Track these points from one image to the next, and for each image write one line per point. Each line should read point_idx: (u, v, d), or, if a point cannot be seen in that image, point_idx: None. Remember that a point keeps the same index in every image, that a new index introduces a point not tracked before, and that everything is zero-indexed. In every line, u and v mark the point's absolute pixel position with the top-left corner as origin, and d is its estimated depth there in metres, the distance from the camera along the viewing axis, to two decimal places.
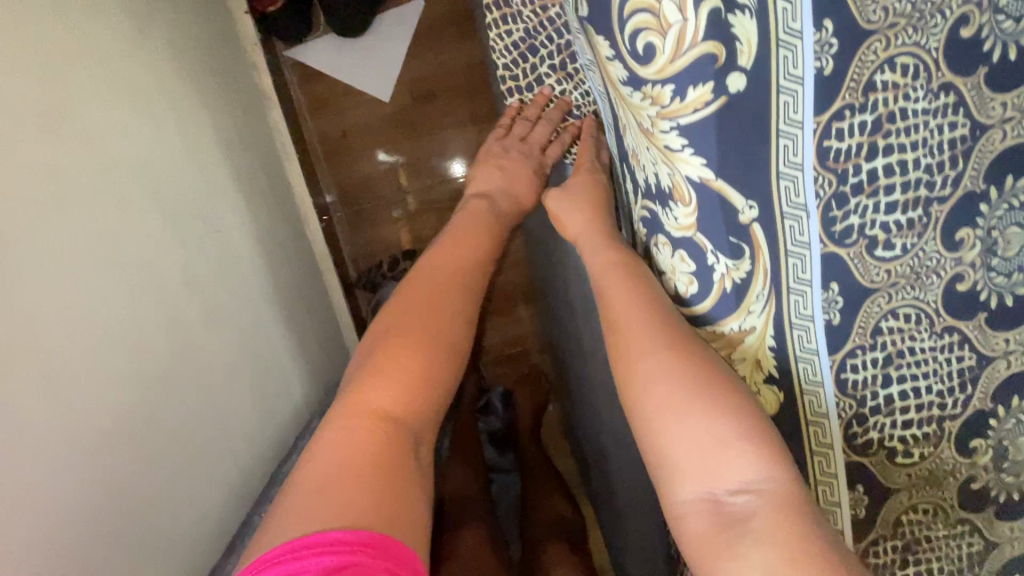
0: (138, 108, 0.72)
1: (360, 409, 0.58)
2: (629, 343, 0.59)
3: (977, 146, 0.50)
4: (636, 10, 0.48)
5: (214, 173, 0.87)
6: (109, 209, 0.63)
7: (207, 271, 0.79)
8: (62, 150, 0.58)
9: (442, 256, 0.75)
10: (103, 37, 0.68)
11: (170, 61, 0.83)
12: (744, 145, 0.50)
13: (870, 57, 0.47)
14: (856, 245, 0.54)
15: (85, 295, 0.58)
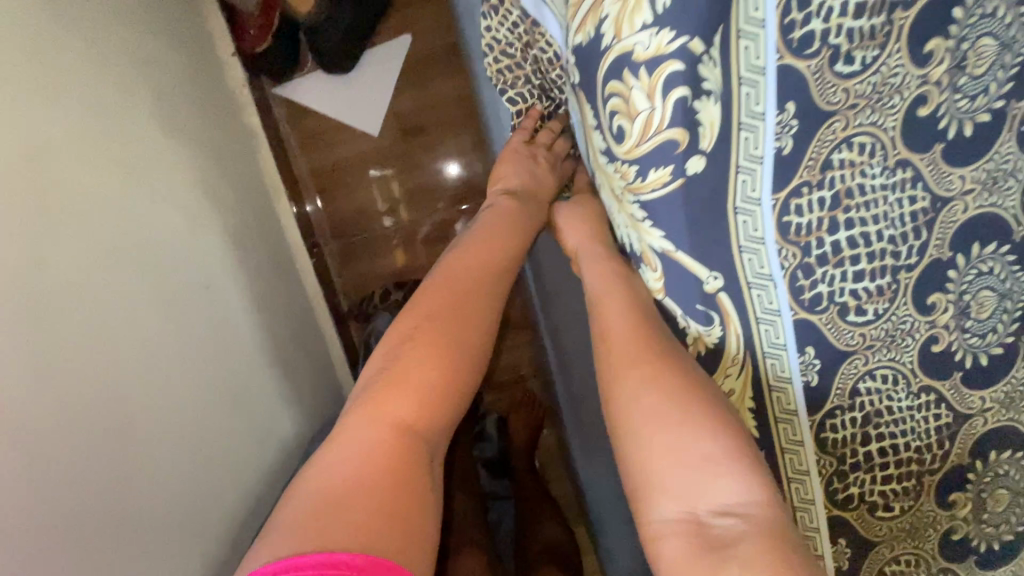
0: (127, 166, 0.74)
1: (378, 417, 0.57)
2: (625, 355, 0.58)
3: (940, 218, 0.51)
4: (614, 91, 0.48)
5: (198, 220, 0.87)
6: (105, 271, 0.64)
7: (201, 322, 0.81)
8: (45, 220, 0.58)
9: (462, 257, 0.74)
10: (88, 98, 0.69)
11: (159, 112, 0.84)
12: (704, 221, 0.51)
13: (829, 137, 0.48)
14: (827, 312, 0.54)
15: (84, 360, 0.59)
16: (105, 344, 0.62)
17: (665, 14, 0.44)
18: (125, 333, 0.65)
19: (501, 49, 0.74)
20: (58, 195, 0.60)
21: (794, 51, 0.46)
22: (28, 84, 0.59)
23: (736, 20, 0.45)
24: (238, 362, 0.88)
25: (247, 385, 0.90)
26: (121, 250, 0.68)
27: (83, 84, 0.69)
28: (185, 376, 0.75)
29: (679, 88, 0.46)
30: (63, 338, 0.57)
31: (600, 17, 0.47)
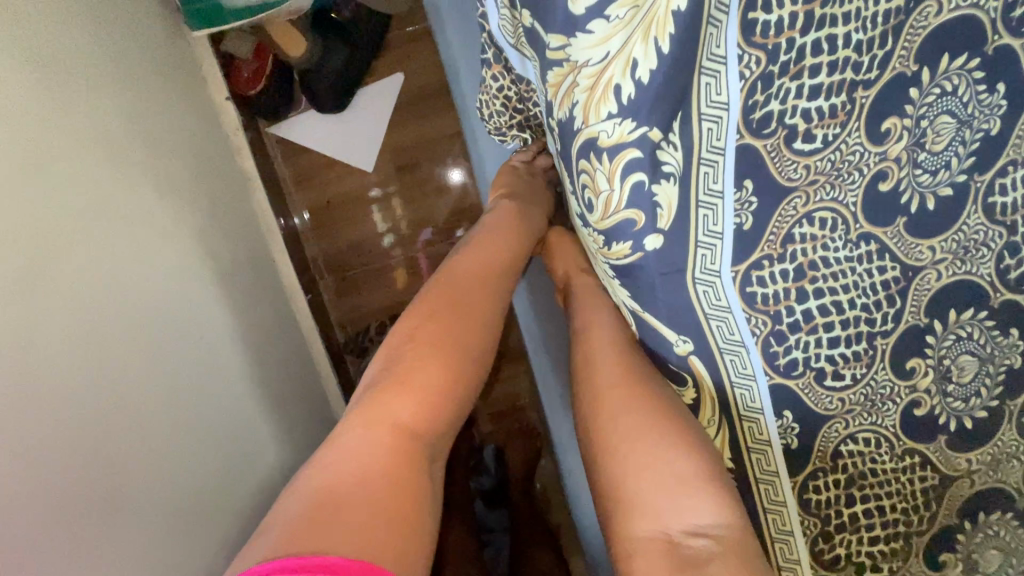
0: (118, 224, 0.72)
1: (378, 422, 0.52)
2: (602, 374, 0.57)
3: (912, 287, 0.52)
4: (580, 169, 0.48)
5: (192, 270, 0.86)
6: (99, 333, 0.63)
7: (194, 376, 0.79)
8: (43, 300, 0.57)
9: (472, 254, 0.68)
10: (79, 157, 0.69)
11: (152, 164, 0.84)
12: (667, 291, 0.52)
13: (789, 213, 0.49)
14: (804, 377, 0.53)
15: (84, 426, 0.57)
16: (104, 407, 0.60)
17: (631, 105, 0.44)
18: (126, 405, 0.64)
19: (511, 102, 0.69)
20: (52, 272, 0.59)
21: (755, 131, 0.47)
22: (19, 163, 0.58)
23: (697, 104, 0.46)
24: (235, 419, 0.87)
25: (245, 441, 0.88)
26: (119, 319, 0.67)
27: (72, 152, 0.68)
28: (181, 443, 0.73)
29: (637, 172, 0.47)
30: (66, 420, 0.56)
31: (570, 101, 0.46)
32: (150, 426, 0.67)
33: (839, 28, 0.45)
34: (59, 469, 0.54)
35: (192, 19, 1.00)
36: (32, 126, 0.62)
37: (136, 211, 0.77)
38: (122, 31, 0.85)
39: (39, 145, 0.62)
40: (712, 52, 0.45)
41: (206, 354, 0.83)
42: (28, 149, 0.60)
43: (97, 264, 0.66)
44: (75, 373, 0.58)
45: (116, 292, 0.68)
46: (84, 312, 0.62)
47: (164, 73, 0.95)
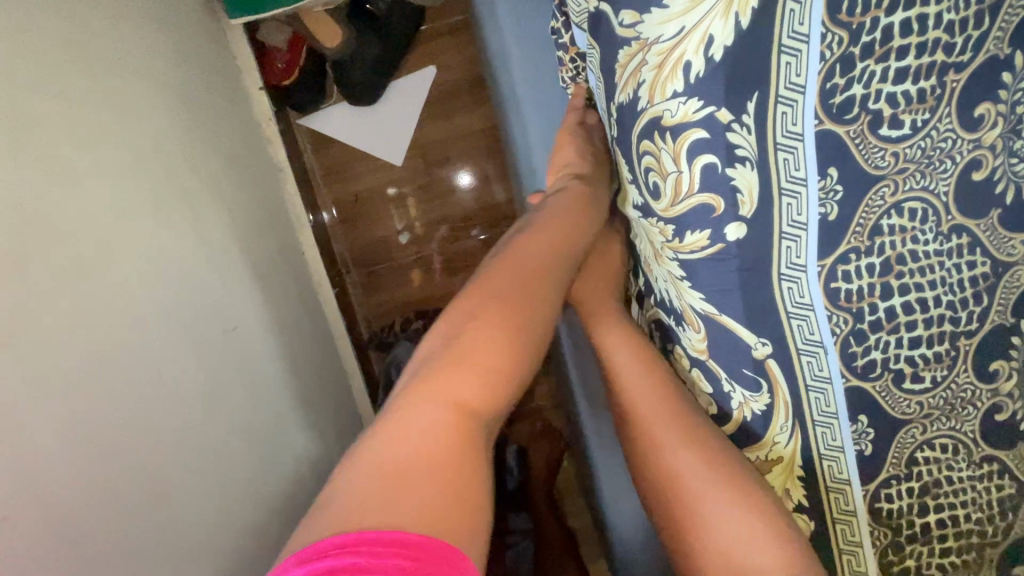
0: (153, 212, 0.71)
1: (438, 395, 0.48)
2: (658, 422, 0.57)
3: (1002, 284, 0.49)
4: (647, 150, 0.49)
5: (223, 261, 0.84)
6: (133, 323, 0.61)
7: (223, 367, 0.77)
8: (81, 288, 0.55)
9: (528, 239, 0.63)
10: (113, 142, 0.66)
11: (186, 152, 0.82)
12: (743, 286, 0.50)
13: (877, 203, 0.47)
14: (881, 379, 0.51)
15: (114, 417, 0.56)
16: (133, 402, 0.59)
17: (699, 85, 0.44)
18: (142, 389, 0.61)
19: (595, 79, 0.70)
20: (72, 246, 0.56)
21: (835, 116, 0.45)
22: (42, 131, 0.55)
23: (776, 84, 0.43)
24: (257, 410, 0.84)
25: (265, 434, 0.84)
26: (142, 300, 0.64)
27: (102, 126, 0.65)
28: (201, 431, 0.70)
29: (706, 155, 0.46)
30: (100, 405, 0.54)
31: (637, 81, 0.47)
32: (168, 412, 0.64)
33: (930, 6, 0.42)
34: (74, 451, 0.51)
35: (229, 7, 0.96)
36: (59, 95, 0.59)
37: (164, 190, 0.74)
38: (156, 8, 0.83)
39: (63, 113, 0.59)
40: (794, 28, 0.42)
41: (227, 342, 0.80)
42: (52, 117, 0.57)
43: (123, 243, 0.63)
44: (98, 353, 0.55)
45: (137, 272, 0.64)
46: (109, 291, 0.59)
47: (195, 52, 0.92)
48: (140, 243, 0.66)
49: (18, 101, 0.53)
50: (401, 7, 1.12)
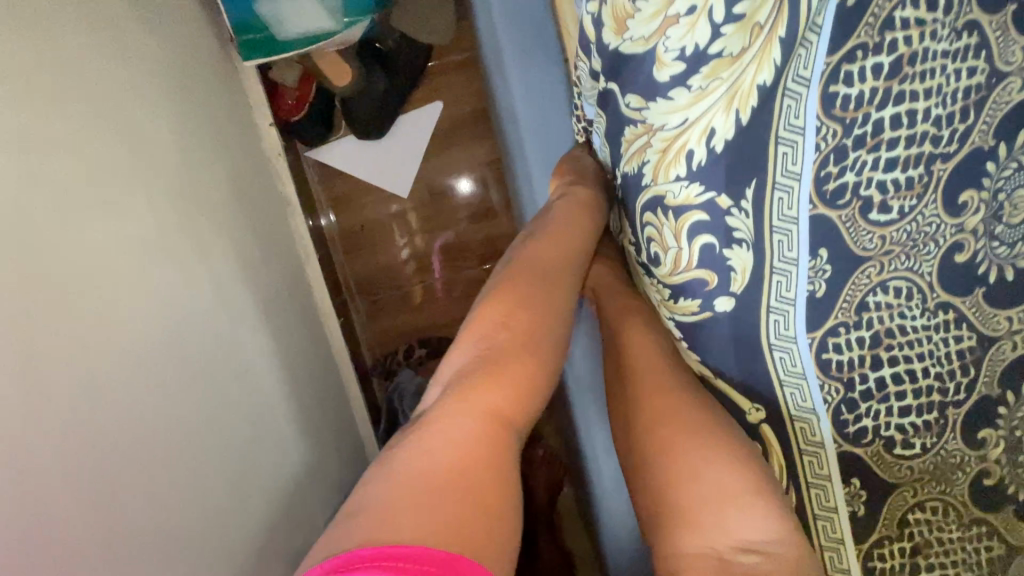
0: (174, 259, 0.71)
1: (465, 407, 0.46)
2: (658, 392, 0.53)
3: (987, 358, 0.51)
4: (648, 222, 0.51)
5: (232, 301, 0.84)
6: (155, 378, 0.61)
7: (233, 411, 0.77)
8: (113, 347, 0.55)
9: (547, 239, 0.61)
10: (137, 193, 0.66)
11: (199, 193, 0.83)
12: (740, 354, 0.52)
13: (864, 281, 0.49)
14: (872, 445, 0.53)
15: (139, 478, 0.55)
16: (155, 459, 0.58)
17: (699, 172, 0.46)
18: (166, 440, 0.61)
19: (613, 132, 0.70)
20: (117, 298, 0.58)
21: (827, 201, 0.47)
22: (86, 188, 0.58)
23: (773, 172, 0.46)
24: (267, 446, 0.85)
25: (273, 470, 0.86)
26: (172, 346, 0.66)
27: (137, 176, 0.68)
28: (223, 469, 0.71)
29: (705, 235, 0.48)
30: (126, 469, 0.54)
31: (641, 159, 0.49)
32: (194, 454, 0.66)
33: (918, 102, 0.45)
34: (106, 513, 0.51)
35: (239, 46, 0.96)
36: (99, 151, 0.62)
37: (189, 233, 0.77)
38: (171, 53, 0.84)
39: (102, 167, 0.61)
40: (791, 123, 0.45)
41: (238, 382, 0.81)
42: (94, 174, 0.60)
43: (147, 293, 0.63)
44: (128, 413, 0.55)
45: (167, 318, 0.67)
46: (147, 338, 0.61)
47: (208, 92, 0.94)
48: (171, 287, 0.69)
49: (67, 163, 0.56)
50: (408, 44, 1.13)
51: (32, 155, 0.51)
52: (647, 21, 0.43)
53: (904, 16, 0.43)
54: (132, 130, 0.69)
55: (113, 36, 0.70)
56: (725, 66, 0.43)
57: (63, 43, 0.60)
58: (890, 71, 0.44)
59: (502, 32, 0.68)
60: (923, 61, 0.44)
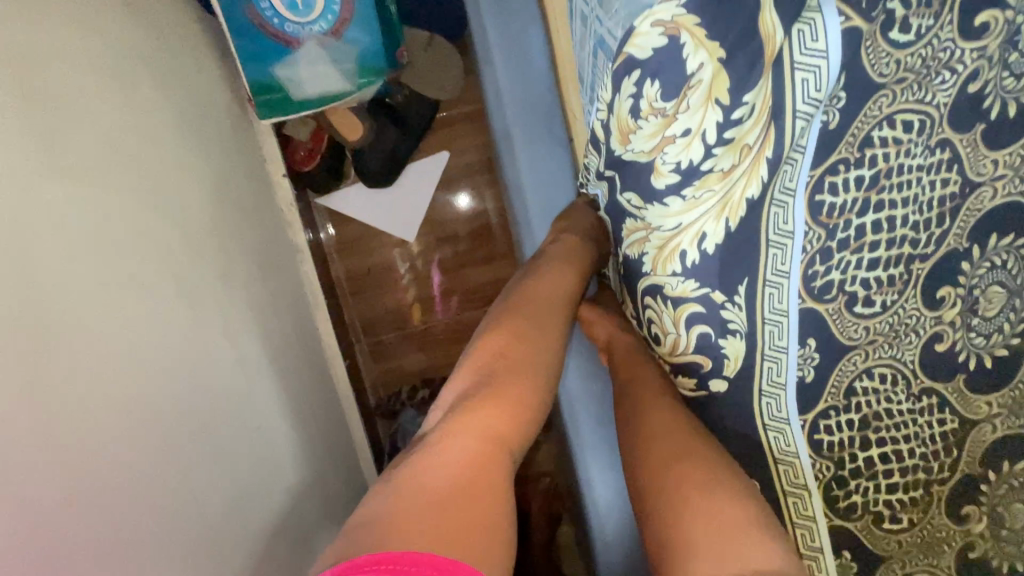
0: (208, 319, 0.73)
1: (466, 428, 0.47)
2: (655, 415, 0.55)
3: (970, 439, 0.54)
4: (648, 306, 0.54)
5: (259, 350, 0.85)
6: (191, 439, 0.62)
7: (261, 466, 0.76)
8: (149, 413, 0.55)
9: (544, 268, 0.63)
10: (166, 253, 0.67)
11: (228, 246, 0.84)
12: (737, 432, 0.55)
13: (850, 366, 0.53)
14: (862, 520, 0.55)
15: (172, 544, 0.55)
16: (188, 522, 0.58)
17: (695, 269, 0.50)
18: (199, 501, 0.61)
19: None
20: (175, 374, 0.62)
21: (815, 296, 0.51)
22: (144, 271, 0.62)
23: (763, 271, 0.50)
24: (308, 494, 0.88)
25: (315, 520, 0.88)
26: (220, 411, 0.70)
27: (184, 248, 0.72)
28: (264, 526, 0.73)
29: (702, 325, 0.52)
30: (159, 535, 0.53)
31: (641, 249, 0.52)
32: (238, 516, 0.68)
33: (897, 209, 0.49)
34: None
35: (257, 106, 1.00)
36: (151, 231, 0.66)
37: (230, 295, 0.80)
38: (197, 111, 0.86)
39: (154, 246, 0.65)
40: (779, 227, 0.49)
41: (280, 437, 0.84)
42: (148, 255, 0.64)
43: (182, 358, 0.64)
44: (163, 480, 0.55)
45: (215, 384, 0.70)
46: (198, 408, 0.65)
47: (229, 145, 0.96)
48: (217, 353, 0.72)
49: (126, 250, 0.60)
50: (416, 98, 1.17)
51: (93, 249, 0.55)
52: (648, 138, 0.47)
53: (882, 135, 0.47)
54: (177, 206, 0.73)
55: (161, 117, 0.75)
56: (715, 180, 0.47)
57: (120, 135, 0.64)
58: (870, 183, 0.48)
59: (510, 108, 0.70)
60: (899, 174, 0.48)
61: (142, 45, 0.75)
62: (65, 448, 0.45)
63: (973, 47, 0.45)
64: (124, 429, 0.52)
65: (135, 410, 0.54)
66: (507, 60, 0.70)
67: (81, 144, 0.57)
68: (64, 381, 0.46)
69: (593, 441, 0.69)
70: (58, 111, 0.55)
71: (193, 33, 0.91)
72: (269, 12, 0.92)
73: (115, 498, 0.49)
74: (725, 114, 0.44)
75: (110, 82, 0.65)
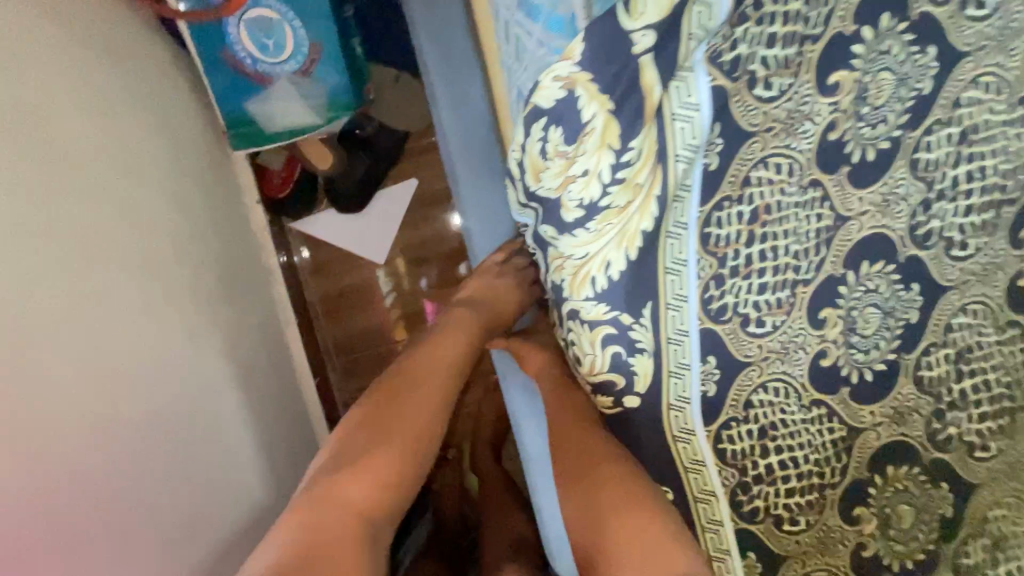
0: (167, 333, 0.76)
1: (329, 500, 0.55)
2: (585, 448, 0.59)
3: (856, 446, 0.60)
4: (570, 329, 0.59)
5: (224, 365, 0.88)
6: (132, 445, 0.65)
7: (212, 476, 0.79)
8: (85, 419, 0.59)
9: (430, 341, 0.72)
10: (122, 271, 0.71)
11: (196, 264, 0.88)
12: (651, 443, 0.60)
13: (748, 382, 0.59)
14: (764, 522, 0.60)
15: (103, 542, 0.58)
16: (124, 522, 0.61)
17: (604, 293, 0.56)
18: (137, 505, 0.64)
19: None
20: (123, 386, 0.65)
21: (713, 316, 0.57)
22: (100, 290, 0.66)
23: (664, 295, 0.56)
24: (269, 509, 0.90)
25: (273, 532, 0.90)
26: (175, 428, 0.73)
27: (147, 267, 0.76)
28: (214, 533, 0.76)
29: (615, 346, 0.57)
30: (87, 533, 0.56)
31: (559, 276, 0.57)
32: (179, 523, 0.70)
33: (779, 241, 0.55)
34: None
35: (231, 137, 1.08)
36: (110, 250, 0.70)
37: (197, 317, 0.84)
38: (168, 137, 0.91)
39: (115, 271, 0.70)
40: (675, 256, 0.55)
41: (239, 454, 0.87)
42: (106, 272, 0.68)
43: (132, 368, 0.68)
44: (96, 483, 0.59)
45: (171, 402, 0.73)
46: (149, 425, 0.68)
47: (202, 171, 1.01)
48: (174, 366, 0.76)
49: (81, 268, 0.64)
50: (387, 130, 1.23)
51: (49, 266, 0.59)
52: (555, 176, 0.53)
53: (759, 176, 0.53)
54: (147, 233, 0.78)
55: (130, 144, 0.79)
56: (614, 214, 0.53)
57: (84, 161, 0.69)
58: (751, 218, 0.54)
59: (451, 137, 0.74)
60: (777, 210, 0.54)
61: (119, 85, 0.80)
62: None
63: (827, 102, 0.52)
64: (60, 440, 0.55)
65: (76, 428, 0.57)
66: (448, 91, 0.73)
67: (45, 171, 0.62)
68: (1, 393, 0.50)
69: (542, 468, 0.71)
70: (28, 150, 0.60)
71: (170, 71, 0.97)
72: (244, 56, 0.99)
73: (50, 498, 0.53)
74: (617, 157, 0.51)
75: (79, 110, 0.70)
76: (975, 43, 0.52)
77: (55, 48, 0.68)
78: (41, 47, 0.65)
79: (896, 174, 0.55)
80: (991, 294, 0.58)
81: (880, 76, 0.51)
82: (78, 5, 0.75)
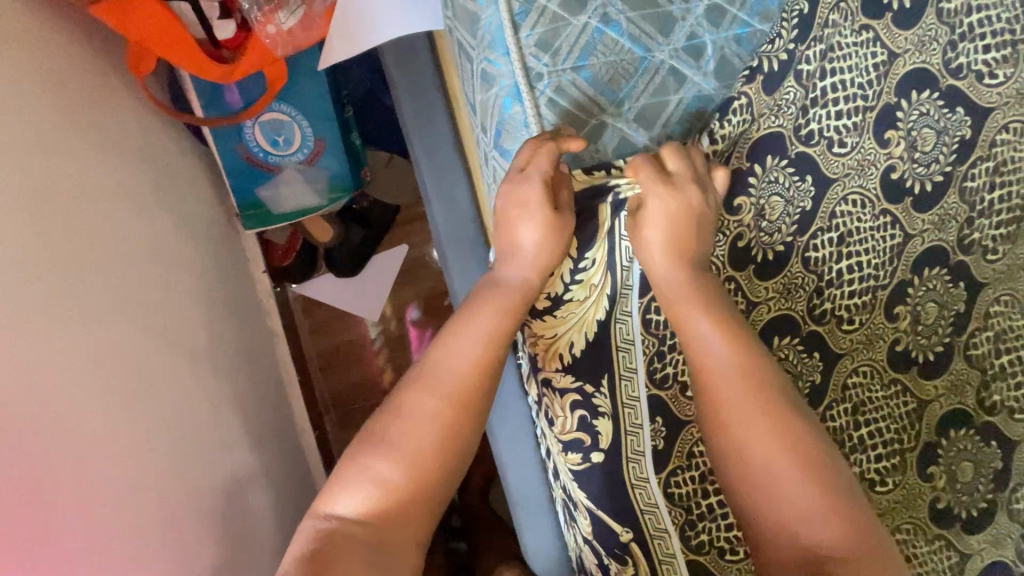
0: (193, 397, 0.87)
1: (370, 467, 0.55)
2: (745, 397, 0.57)
3: None
4: (544, 395, 0.72)
5: (234, 423, 0.98)
6: (167, 499, 0.73)
7: (229, 527, 0.86)
8: (130, 477, 0.68)
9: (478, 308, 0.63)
10: (157, 344, 0.82)
11: (210, 333, 0.99)
12: (614, 491, 0.71)
13: (689, 437, 0.72)
14: (709, 553, 0.72)
15: None
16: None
17: (570, 365, 0.69)
18: (173, 554, 0.71)
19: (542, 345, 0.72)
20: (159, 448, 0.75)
21: (658, 383, 0.71)
22: (144, 365, 0.77)
23: (618, 367, 0.70)
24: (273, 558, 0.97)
25: None
26: (201, 485, 0.82)
27: (174, 339, 0.87)
28: None
29: (580, 409, 0.70)
30: None
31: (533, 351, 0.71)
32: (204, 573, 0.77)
33: None
34: None
35: (242, 219, 1.20)
36: (149, 328, 0.81)
37: (214, 383, 0.95)
38: (185, 217, 1.03)
39: (156, 348, 0.82)
40: (625, 336, 0.69)
41: (251, 503, 0.95)
42: (148, 348, 0.80)
43: (166, 431, 0.78)
44: (140, 535, 0.67)
45: (198, 457, 0.84)
46: (181, 482, 0.78)
47: (216, 245, 1.13)
48: (198, 425, 0.86)
49: (132, 346, 0.76)
50: (379, 204, 1.36)
51: (112, 349, 0.72)
52: None
53: None
54: (174, 310, 0.90)
55: (153, 228, 0.91)
56: (574, 306, 0.68)
57: (125, 253, 0.81)
58: None
59: (440, 227, 0.86)
60: None
61: (147, 181, 0.93)
62: (65, 498, 0.57)
63: (733, 219, 0.69)
64: (111, 495, 0.64)
65: (126, 485, 0.67)
66: (437, 191, 0.85)
67: (96, 267, 0.74)
68: (76, 454, 0.60)
69: (535, 513, 0.80)
70: (87, 251, 0.73)
71: (191, 161, 1.11)
72: (257, 149, 1.15)
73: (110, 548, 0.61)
74: (574, 264, 0.67)
75: (119, 210, 0.83)
76: (841, 171, 0.70)
77: (102, 158, 0.82)
78: (99, 161, 0.81)
79: (793, 269, 0.71)
80: (876, 357, 0.74)
81: (772, 199, 0.69)
82: (122, 120, 0.90)
